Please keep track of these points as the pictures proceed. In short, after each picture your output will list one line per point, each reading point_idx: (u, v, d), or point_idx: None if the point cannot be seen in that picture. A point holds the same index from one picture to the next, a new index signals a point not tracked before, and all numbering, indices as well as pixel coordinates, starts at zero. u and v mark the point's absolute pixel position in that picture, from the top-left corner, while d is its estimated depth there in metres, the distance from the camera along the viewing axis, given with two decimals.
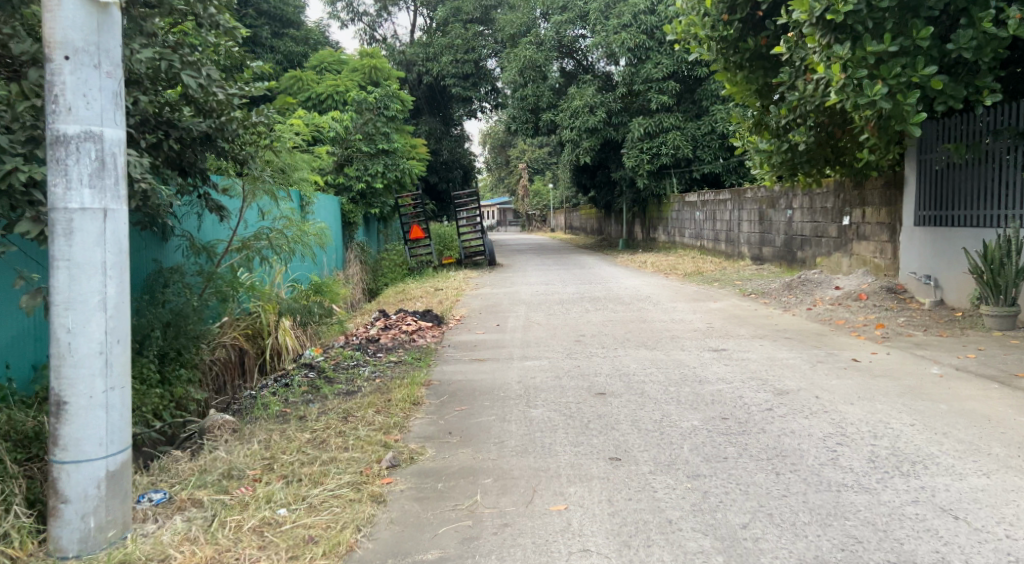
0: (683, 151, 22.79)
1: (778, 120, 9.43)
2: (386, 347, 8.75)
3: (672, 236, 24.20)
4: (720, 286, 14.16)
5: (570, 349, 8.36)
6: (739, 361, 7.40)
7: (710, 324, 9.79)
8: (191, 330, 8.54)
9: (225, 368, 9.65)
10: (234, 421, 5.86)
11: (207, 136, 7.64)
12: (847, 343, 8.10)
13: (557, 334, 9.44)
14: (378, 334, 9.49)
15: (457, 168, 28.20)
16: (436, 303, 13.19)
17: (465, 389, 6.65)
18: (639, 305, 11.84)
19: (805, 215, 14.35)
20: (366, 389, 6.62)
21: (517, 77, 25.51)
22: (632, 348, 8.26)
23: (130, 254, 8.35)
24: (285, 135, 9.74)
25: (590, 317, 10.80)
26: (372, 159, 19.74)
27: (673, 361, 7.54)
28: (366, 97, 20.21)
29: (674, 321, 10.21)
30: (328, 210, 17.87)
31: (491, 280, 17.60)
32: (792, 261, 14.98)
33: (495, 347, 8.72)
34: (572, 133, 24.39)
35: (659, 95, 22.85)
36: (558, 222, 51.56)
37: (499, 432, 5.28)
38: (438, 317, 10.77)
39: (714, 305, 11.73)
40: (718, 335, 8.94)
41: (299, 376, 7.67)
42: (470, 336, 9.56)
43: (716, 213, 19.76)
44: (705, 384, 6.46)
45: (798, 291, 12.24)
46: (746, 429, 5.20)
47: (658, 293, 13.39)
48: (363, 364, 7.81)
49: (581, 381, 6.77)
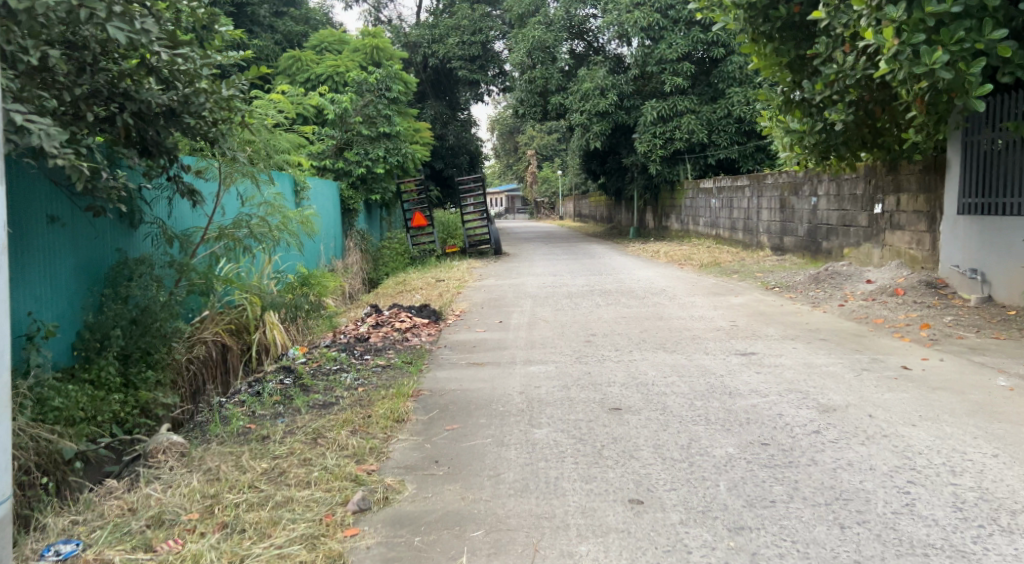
0: (697, 135, 21.83)
1: (811, 97, 8.53)
2: (375, 348, 7.88)
3: (686, 225, 23.23)
4: (739, 278, 13.25)
5: (578, 351, 7.48)
6: (772, 368, 6.52)
7: (733, 323, 8.90)
8: (161, 329, 7.68)
9: (204, 367, 8.80)
10: (182, 444, 4.88)
11: (170, 109, 6.84)
12: (892, 347, 7.18)
13: (563, 332, 8.55)
14: (367, 332, 8.62)
15: (464, 154, 26.94)
16: (435, 296, 12.33)
17: (459, 402, 5.77)
18: (654, 300, 10.94)
19: (832, 202, 13.40)
20: (345, 402, 5.77)
21: (524, 58, 24.56)
22: (649, 350, 7.40)
23: (90, 243, 7.49)
24: (264, 113, 8.83)
25: (602, 313, 9.92)
26: (373, 143, 18.86)
27: (697, 367, 6.66)
28: (367, 78, 19.29)
29: (694, 319, 9.31)
30: (326, 196, 17.05)
31: (496, 270, 16.71)
32: (817, 252, 14.04)
33: (495, 349, 7.84)
34: (581, 116, 23.47)
35: (673, 77, 21.91)
36: (567, 209, 50.58)
37: (495, 461, 4.42)
38: (435, 313, 9.87)
39: (735, 300, 10.83)
40: (743, 336, 8.05)
41: (272, 382, 6.80)
42: (468, 335, 8.67)
43: (733, 200, 18.81)
44: (736, 398, 5.60)
45: (826, 285, 11.31)
46: (791, 458, 4.34)
47: (673, 286, 12.48)
48: (344, 370, 6.94)
49: (592, 392, 5.90)
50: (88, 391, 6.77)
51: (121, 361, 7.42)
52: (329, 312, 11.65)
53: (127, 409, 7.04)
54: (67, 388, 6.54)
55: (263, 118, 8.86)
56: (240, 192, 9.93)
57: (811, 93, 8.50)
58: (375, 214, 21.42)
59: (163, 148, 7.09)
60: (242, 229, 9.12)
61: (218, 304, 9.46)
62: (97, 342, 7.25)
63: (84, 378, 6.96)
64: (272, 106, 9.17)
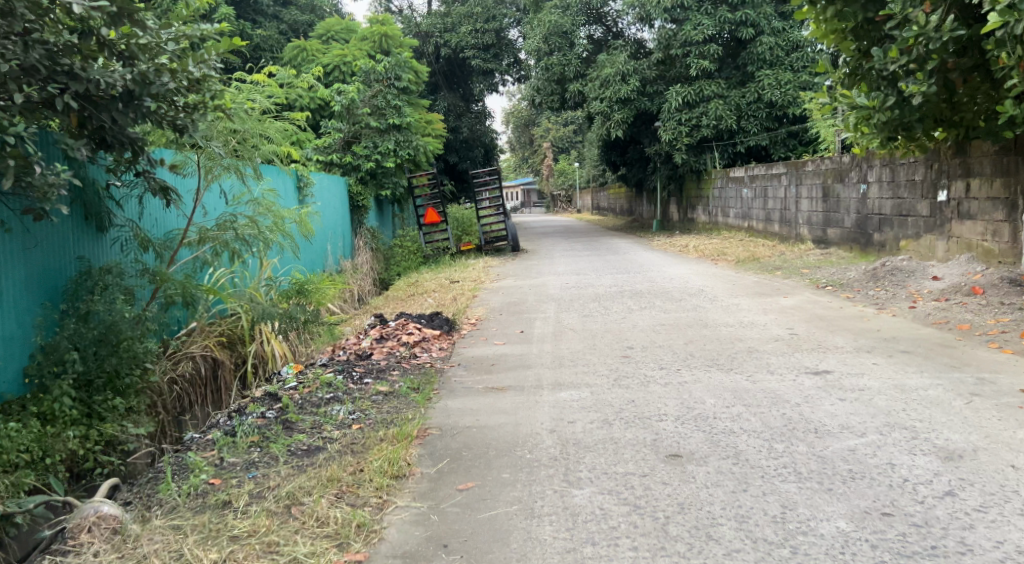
0: (726, 121, 20.56)
1: (882, 68, 7.31)
2: (379, 367, 6.74)
3: (714, 217, 21.97)
4: (784, 275, 12.05)
5: (615, 370, 6.34)
6: (858, 393, 5.33)
7: (792, 331, 7.72)
8: (130, 349, 6.53)
9: (190, 386, 7.70)
10: (116, 517, 3.80)
11: (129, 93, 5.76)
12: (997, 362, 6.01)
13: (595, 345, 7.40)
14: (370, 348, 7.49)
15: (479, 147, 25.89)
16: (449, 301, 11.21)
17: (475, 444, 4.63)
18: (694, 304, 9.77)
19: (885, 189, 12.17)
20: (333, 448, 4.66)
21: (541, 45, 23.32)
22: (701, 368, 6.26)
23: (46, 251, 6.38)
24: (246, 97, 7.64)
25: (639, 320, 8.76)
26: (382, 136, 17.78)
27: (766, 392, 5.52)
28: (375, 67, 18.08)
29: (745, 326, 8.13)
30: (332, 192, 16.00)
31: (514, 269, 15.53)
32: (868, 244, 12.84)
33: (518, 367, 6.67)
34: (601, 104, 22.23)
35: (699, 60, 20.67)
36: (585, 203, 49.22)
37: (526, 547, 3.48)
38: (447, 322, 8.72)
39: (786, 301, 9.67)
40: (809, 348, 6.89)
41: (254, 416, 5.69)
42: (487, 349, 7.51)
43: (767, 189, 17.60)
44: (827, 437, 4.45)
45: (886, 283, 10.07)
46: (930, 541, 3.36)
47: (712, 286, 11.28)
48: (341, 400, 5.82)
49: (640, 431, 4.73)
50: (34, 427, 5.68)
51: (76, 387, 6.24)
52: (332, 321, 10.55)
53: (90, 445, 5.98)
54: (8, 427, 5.46)
55: (246, 102, 7.71)
56: (226, 189, 8.76)
57: (882, 62, 7.25)
58: (387, 211, 20.53)
59: (125, 139, 5.99)
60: (231, 232, 7.98)
61: (206, 315, 8.43)
62: (53, 367, 6.13)
63: (31, 411, 5.85)
64: (261, 91, 8.03)
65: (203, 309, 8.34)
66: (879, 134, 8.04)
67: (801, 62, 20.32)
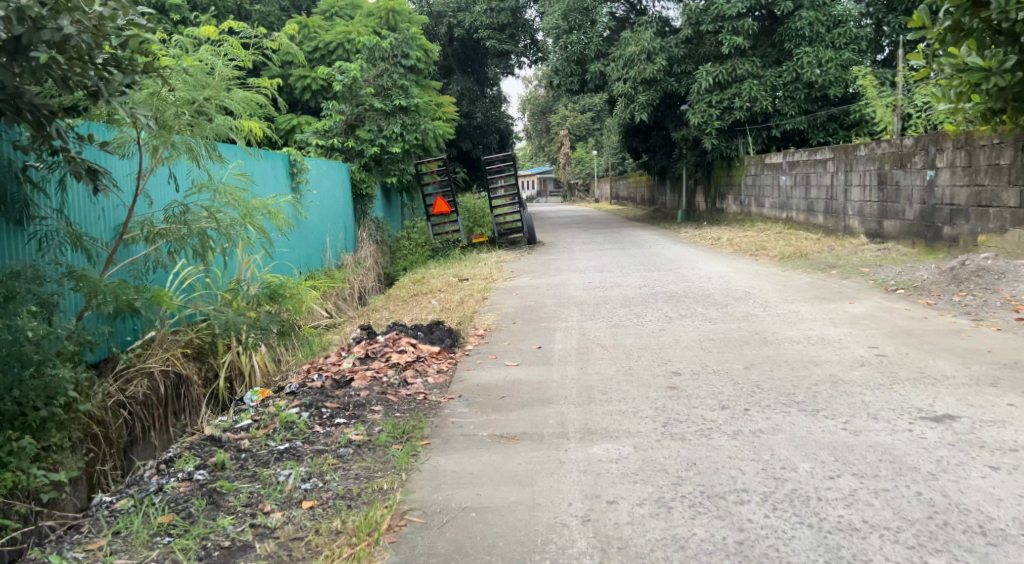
0: (761, 103, 18.92)
1: (1003, 17, 6.43)
2: (359, 400, 5.23)
3: (745, 207, 20.31)
4: (840, 276, 10.64)
5: (663, 409, 4.89)
6: (1014, 458, 3.84)
7: (878, 352, 6.22)
8: (48, 375, 4.85)
9: (139, 413, 6.18)
10: None
11: (17, 41, 4.28)
12: None
13: (633, 368, 5.94)
14: (351, 371, 5.96)
15: (494, 133, 24.42)
16: (455, 303, 9.82)
17: (477, 549, 3.27)
18: (744, 312, 8.30)
19: (958, 176, 10.84)
20: (265, 551, 3.31)
21: (560, 22, 21.71)
22: (777, 407, 4.83)
23: None
24: (184, 62, 6.02)
25: (683, 333, 7.29)
26: (388, 118, 16.35)
27: (879, 449, 4.07)
28: (380, 43, 16.55)
29: (815, 343, 6.63)
30: (331, 178, 14.52)
31: (530, 265, 14.08)
32: (936, 239, 11.45)
33: (534, 403, 5.12)
34: (625, 85, 20.58)
35: (732, 36, 19.01)
36: (603, 192, 47.45)
37: None
38: (450, 332, 7.26)
39: (854, 310, 8.18)
40: (910, 378, 5.40)
41: (177, 475, 4.16)
42: (496, 373, 6.04)
43: (810, 177, 16.07)
44: (1004, 545, 3.15)
45: (973, 287, 8.54)
46: None
47: (760, 289, 9.79)
48: (297, 455, 4.32)
49: (718, 525, 3.34)
50: None
51: None
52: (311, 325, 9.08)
53: None
54: None
55: (187, 63, 6.09)
56: (178, 175, 7.17)
57: (1005, 10, 6.35)
58: (394, 200, 19.10)
59: (23, 106, 4.53)
60: (188, 225, 6.39)
61: (167, 324, 6.88)
62: None
63: None
64: (219, 53, 6.43)
65: (162, 315, 6.81)
66: (993, 102, 7.04)
67: (843, 38, 18.48)
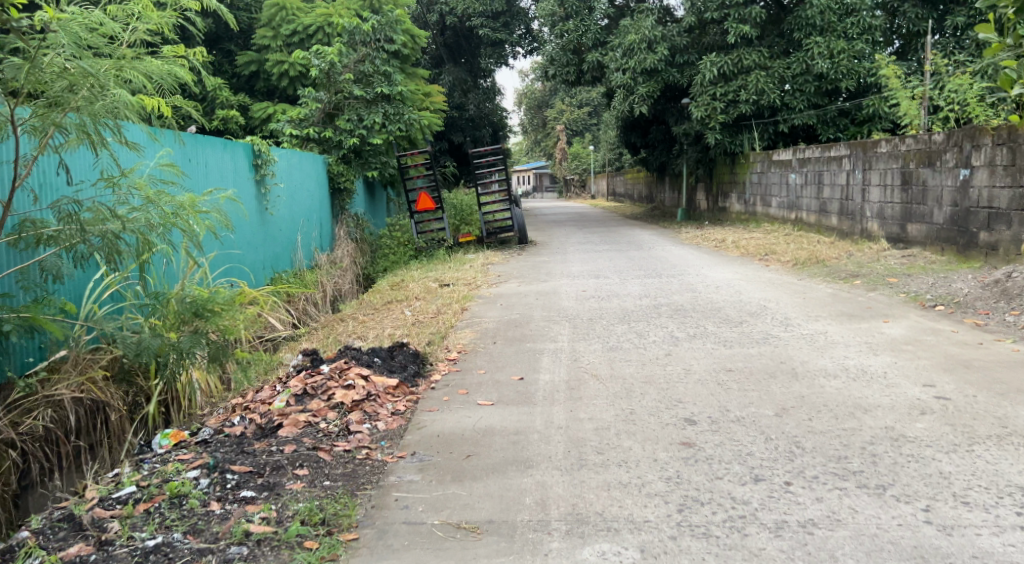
0: (768, 95, 17.70)
1: None
2: (277, 461, 4.01)
3: (750, 206, 19.15)
4: (863, 287, 9.50)
5: (677, 480, 3.74)
6: None
7: (937, 391, 5.06)
8: None
9: (35, 452, 5.00)
10: None
11: None
12: None
13: (636, 411, 4.78)
14: (280, 415, 4.73)
15: (486, 126, 23.23)
16: (427, 314, 8.63)
17: None
18: (762, 332, 7.12)
19: (998, 177, 9.67)
20: None
21: (556, 8, 20.61)
22: (829, 479, 3.68)
23: None
24: (79, 29, 4.76)
25: (693, 360, 6.11)
26: (369, 107, 15.13)
27: None
28: (361, 25, 15.26)
29: (856, 378, 5.45)
30: (303, 171, 13.26)
31: (519, 268, 12.87)
32: (969, 246, 10.29)
33: (509, 467, 3.94)
34: (624, 76, 19.34)
35: (739, 24, 17.81)
36: (600, 188, 46.06)
37: None
38: (415, 358, 6.08)
39: (891, 331, 7.02)
40: (990, 433, 4.24)
41: None
42: (464, 418, 4.82)
43: (823, 175, 14.90)
44: None
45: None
46: None
47: (778, 303, 8.60)
48: (171, 558, 3.24)
49: None
50: None
51: None
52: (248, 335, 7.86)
53: None
54: None
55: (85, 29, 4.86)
56: (71, 165, 5.84)
57: None
58: (377, 195, 17.87)
59: None
60: (90, 227, 5.13)
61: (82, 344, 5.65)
62: None
63: None
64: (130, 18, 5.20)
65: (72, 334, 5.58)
66: None
67: (856, 28, 17.14)
